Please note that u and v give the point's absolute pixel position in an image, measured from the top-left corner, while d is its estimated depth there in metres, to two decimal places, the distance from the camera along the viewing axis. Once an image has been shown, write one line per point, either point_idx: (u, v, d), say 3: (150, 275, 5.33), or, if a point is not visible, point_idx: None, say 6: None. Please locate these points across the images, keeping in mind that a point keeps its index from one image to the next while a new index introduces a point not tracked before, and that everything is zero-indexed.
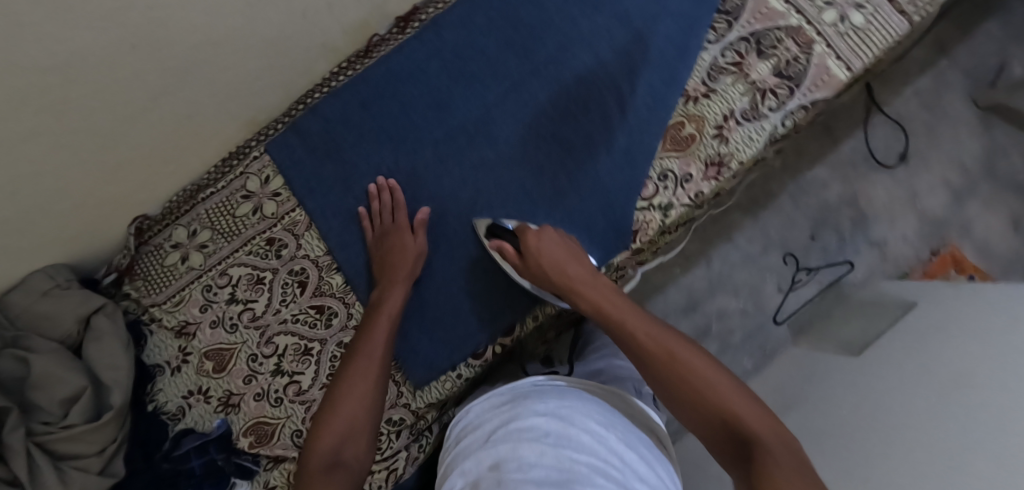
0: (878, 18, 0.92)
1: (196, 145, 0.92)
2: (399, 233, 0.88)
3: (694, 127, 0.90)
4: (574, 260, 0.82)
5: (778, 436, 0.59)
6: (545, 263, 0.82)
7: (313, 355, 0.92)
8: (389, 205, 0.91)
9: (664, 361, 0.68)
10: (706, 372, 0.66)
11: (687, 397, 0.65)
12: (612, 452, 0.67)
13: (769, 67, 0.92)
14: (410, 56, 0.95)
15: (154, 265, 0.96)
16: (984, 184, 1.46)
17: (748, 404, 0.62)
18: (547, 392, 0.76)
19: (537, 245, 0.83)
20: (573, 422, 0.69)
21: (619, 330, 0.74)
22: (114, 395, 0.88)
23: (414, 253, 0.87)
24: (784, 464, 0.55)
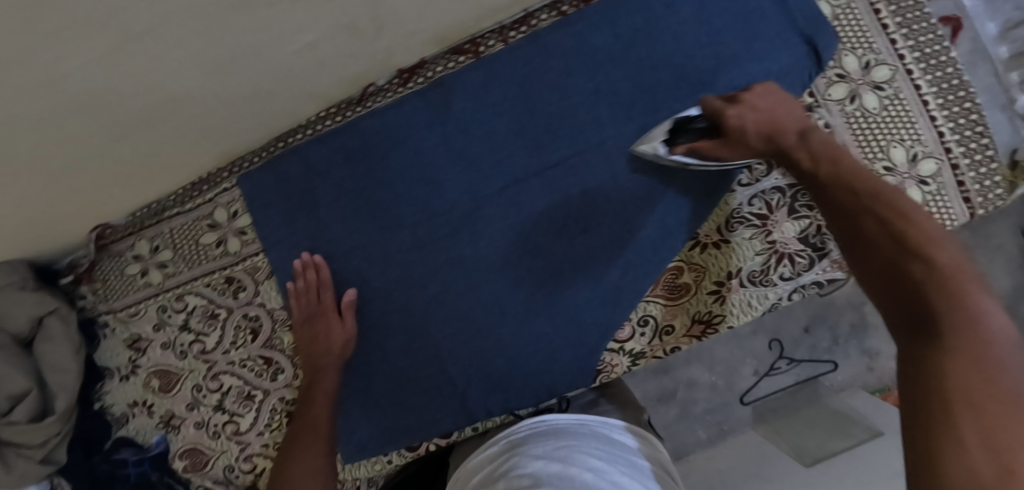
0: (937, 201, 0.81)
1: (163, 173, 0.85)
2: (324, 315, 0.85)
3: (693, 277, 0.83)
4: (787, 119, 0.70)
5: (984, 351, 0.45)
6: (762, 125, 0.69)
7: (254, 402, 0.92)
8: (314, 282, 0.86)
9: (868, 215, 0.59)
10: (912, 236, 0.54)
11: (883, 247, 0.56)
12: (618, 488, 0.65)
13: (796, 229, 0.81)
14: (407, 116, 0.85)
15: (115, 272, 0.94)
16: None
17: (966, 296, 0.48)
18: (544, 436, 0.76)
19: (751, 106, 0.70)
20: (573, 463, 0.67)
21: (820, 179, 0.64)
22: (58, 399, 0.91)
23: (340, 340, 0.84)
24: (967, 381, 0.44)
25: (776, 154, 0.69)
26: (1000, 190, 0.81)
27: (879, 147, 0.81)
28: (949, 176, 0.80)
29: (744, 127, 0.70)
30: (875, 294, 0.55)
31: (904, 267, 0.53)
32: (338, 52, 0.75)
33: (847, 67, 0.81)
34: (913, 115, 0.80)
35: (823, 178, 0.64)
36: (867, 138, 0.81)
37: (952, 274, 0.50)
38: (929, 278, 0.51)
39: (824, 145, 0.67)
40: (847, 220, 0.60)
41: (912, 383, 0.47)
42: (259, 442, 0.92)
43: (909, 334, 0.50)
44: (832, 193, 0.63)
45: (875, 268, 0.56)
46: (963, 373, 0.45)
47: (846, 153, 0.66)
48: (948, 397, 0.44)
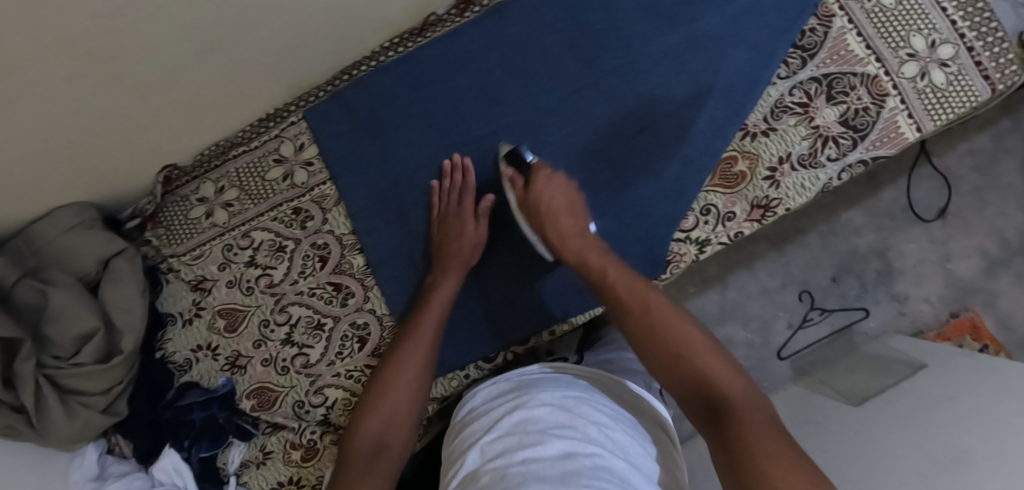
0: (960, 80, 0.88)
1: (234, 103, 0.89)
2: (460, 217, 0.86)
3: (747, 165, 0.88)
4: (570, 209, 0.83)
5: (756, 407, 0.59)
6: (544, 209, 0.82)
7: (325, 330, 0.92)
8: (458, 187, 0.88)
9: (648, 332, 0.69)
10: (683, 341, 0.67)
11: (665, 357, 0.67)
12: (615, 444, 0.67)
13: (836, 114, 0.88)
14: (467, 41, 0.91)
15: (179, 216, 0.96)
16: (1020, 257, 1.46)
17: (731, 385, 0.61)
18: (553, 386, 0.78)
19: (542, 191, 0.83)
20: (579, 415, 0.69)
21: (610, 303, 0.75)
22: (125, 339, 0.89)
23: (471, 244, 0.85)
24: (765, 443, 0.53)
25: (558, 241, 0.81)
26: (1014, 66, 0.87)
27: (900, 37, 0.89)
28: (967, 56, 0.88)
29: (539, 209, 0.82)
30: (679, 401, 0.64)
31: (688, 365, 0.65)
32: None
33: None
34: (925, 7, 0.89)
35: (612, 303, 0.74)
36: (888, 30, 0.89)
37: (730, 378, 0.62)
38: (718, 383, 0.62)
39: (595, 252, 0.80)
40: (635, 342, 0.70)
41: (720, 456, 0.56)
42: (330, 372, 0.91)
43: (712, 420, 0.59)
44: (619, 321, 0.73)
45: (670, 359, 0.66)
46: (760, 433, 0.55)
47: (615, 263, 0.78)
48: (747, 461, 0.52)
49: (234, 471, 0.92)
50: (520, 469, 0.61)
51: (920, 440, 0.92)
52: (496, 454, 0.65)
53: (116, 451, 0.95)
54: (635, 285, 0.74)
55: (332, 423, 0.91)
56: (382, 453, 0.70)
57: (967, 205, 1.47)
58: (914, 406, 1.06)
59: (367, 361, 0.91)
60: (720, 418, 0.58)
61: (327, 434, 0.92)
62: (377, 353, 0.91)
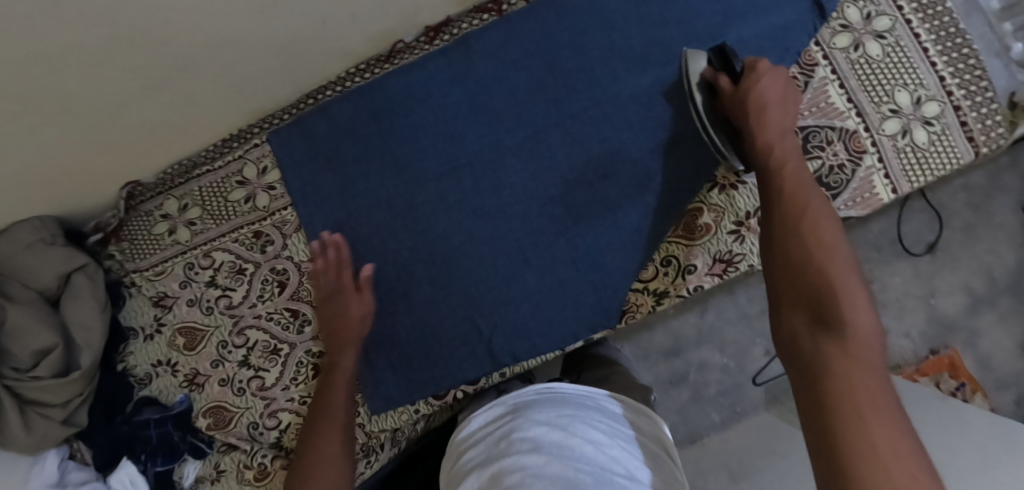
0: (942, 140, 0.84)
1: (194, 125, 0.88)
2: (344, 293, 0.86)
3: (712, 218, 0.86)
4: (777, 104, 0.74)
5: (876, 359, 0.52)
6: (748, 100, 0.74)
7: (281, 355, 0.92)
8: (334, 261, 0.87)
9: (797, 234, 0.63)
10: (832, 263, 0.59)
11: (797, 263, 0.61)
12: (614, 460, 0.68)
13: (809, 169, 0.85)
14: (432, 74, 0.89)
15: (142, 231, 0.96)
16: (1005, 297, 1.43)
17: (864, 317, 0.54)
18: (547, 401, 0.78)
19: (760, 81, 0.75)
20: (574, 433, 0.69)
21: (777, 192, 0.68)
22: (83, 355, 0.90)
23: (358, 318, 0.85)
24: (875, 389, 0.49)
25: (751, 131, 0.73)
26: (1001, 129, 0.84)
27: (884, 91, 0.85)
28: (952, 115, 0.84)
29: (751, 97, 0.74)
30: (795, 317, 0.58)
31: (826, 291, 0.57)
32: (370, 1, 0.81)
33: (850, 18, 0.86)
34: (914, 60, 0.85)
35: (783, 192, 0.68)
36: (872, 83, 0.85)
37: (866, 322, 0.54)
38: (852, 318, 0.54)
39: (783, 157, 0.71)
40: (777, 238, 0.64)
41: (807, 384, 0.52)
42: (285, 396, 0.92)
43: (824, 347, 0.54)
44: (779, 215, 0.66)
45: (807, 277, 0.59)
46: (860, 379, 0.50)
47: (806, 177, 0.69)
48: (849, 402, 0.48)
49: (188, 485, 0.94)
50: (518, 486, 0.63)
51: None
52: (494, 478, 0.66)
53: (78, 456, 0.98)
54: (808, 190, 0.67)
55: (284, 447, 0.93)
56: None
57: (956, 242, 1.43)
58: None
59: None
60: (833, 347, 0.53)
61: (278, 458, 0.93)
62: None
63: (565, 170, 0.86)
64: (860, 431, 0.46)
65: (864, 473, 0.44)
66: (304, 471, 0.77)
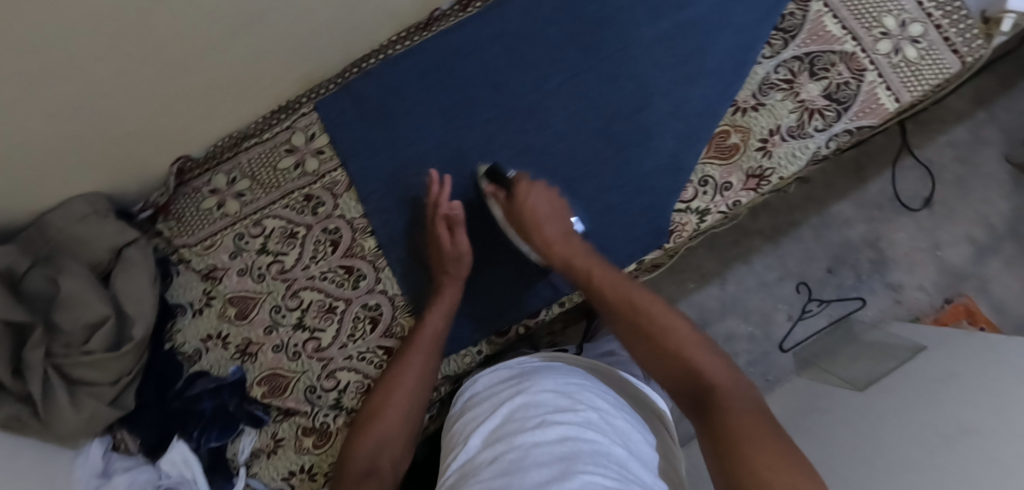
0: (931, 54, 0.95)
1: (249, 91, 0.93)
2: (437, 232, 0.88)
3: (740, 138, 0.92)
4: (552, 213, 0.86)
5: (740, 403, 0.60)
6: (526, 218, 0.86)
7: (336, 313, 0.92)
8: (435, 197, 0.89)
9: (645, 330, 0.71)
10: (680, 342, 0.68)
11: (654, 347, 0.69)
12: (616, 430, 0.68)
13: (819, 88, 0.93)
14: (471, 34, 0.96)
15: (190, 207, 0.97)
16: (1007, 242, 1.51)
17: (723, 371, 0.64)
18: (554, 372, 0.78)
19: (524, 196, 0.87)
20: (580, 401, 0.70)
21: (607, 307, 0.77)
22: (136, 326, 0.89)
23: (457, 255, 0.87)
24: (748, 430, 0.56)
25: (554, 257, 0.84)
26: (979, 41, 0.95)
27: (873, 18, 0.96)
28: (935, 33, 0.95)
29: (522, 219, 0.86)
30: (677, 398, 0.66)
31: (683, 370, 0.66)
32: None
33: None
34: None
35: (613, 305, 0.76)
36: (861, 12, 0.96)
37: (718, 386, 0.62)
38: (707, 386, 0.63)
39: (580, 255, 0.83)
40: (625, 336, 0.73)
41: (706, 442, 0.59)
42: (342, 354, 0.92)
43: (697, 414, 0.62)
44: (621, 325, 0.74)
45: (669, 364, 0.67)
46: (738, 424, 0.57)
47: (603, 267, 0.81)
48: (733, 449, 0.56)
49: (244, 460, 0.91)
50: (518, 457, 0.62)
51: (927, 417, 0.90)
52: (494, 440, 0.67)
53: (122, 447, 0.93)
54: (621, 285, 0.77)
55: (344, 407, 0.91)
56: (372, 477, 0.71)
57: (951, 194, 1.53)
58: (921, 384, 1.02)
59: (378, 342, 0.91)
60: (703, 413, 0.61)
61: (338, 419, 0.90)
62: (389, 333, 0.91)
63: (603, 105, 0.93)
64: (744, 470, 0.54)
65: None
66: (366, 421, 0.77)
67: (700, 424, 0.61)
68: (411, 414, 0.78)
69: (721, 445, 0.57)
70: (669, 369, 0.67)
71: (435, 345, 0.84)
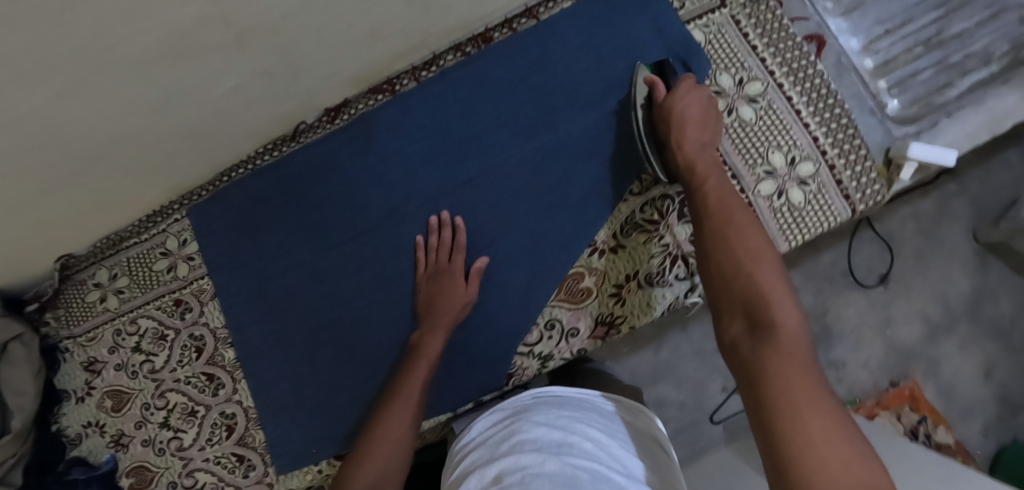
0: (818, 198, 0.87)
1: (120, 206, 0.95)
2: (450, 274, 0.87)
3: (593, 281, 0.88)
4: (695, 123, 0.78)
5: (803, 350, 0.51)
6: (672, 117, 0.79)
7: (197, 417, 0.97)
8: (449, 243, 0.89)
9: (724, 243, 0.62)
10: (759, 268, 0.58)
11: (728, 268, 0.60)
12: (614, 459, 0.65)
13: (686, 232, 0.88)
14: (334, 148, 0.95)
15: (77, 299, 1.03)
16: (965, 323, 1.30)
17: (789, 312, 0.54)
18: (546, 406, 0.74)
19: (679, 97, 0.80)
20: (574, 431, 0.67)
21: (702, 202, 0.69)
22: (15, 419, 0.94)
23: (461, 302, 0.86)
24: (806, 389, 0.47)
25: (675, 146, 0.77)
26: (877, 186, 0.86)
27: (758, 153, 0.88)
28: (826, 174, 0.87)
29: (669, 116, 0.79)
30: (728, 324, 0.57)
31: (752, 295, 0.56)
32: (254, 83, 0.81)
33: (722, 84, 0.90)
34: (788, 123, 0.88)
35: (705, 207, 0.68)
36: (747, 146, 0.88)
37: (785, 326, 0.53)
38: (772, 316, 0.54)
39: (705, 157, 0.75)
40: (703, 245, 0.64)
41: (747, 386, 0.51)
42: (200, 455, 0.97)
43: (754, 341, 0.53)
44: (703, 224, 0.66)
45: (736, 285, 0.58)
46: (791, 374, 0.49)
47: (721, 176, 0.72)
48: (783, 403, 0.47)
49: None
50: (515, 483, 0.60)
51: None
52: (494, 475, 0.63)
53: None
54: (727, 196, 0.68)
55: None
56: None
57: (910, 271, 1.30)
58: None
59: (233, 448, 0.96)
60: (761, 342, 0.53)
61: None
62: (242, 441, 0.96)
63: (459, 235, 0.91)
64: (792, 429, 0.45)
65: (799, 466, 0.44)
66: (356, 461, 0.72)
67: (750, 351, 0.53)
68: (401, 446, 0.74)
69: (766, 394, 0.49)
70: (731, 294, 0.58)
71: (434, 361, 0.83)
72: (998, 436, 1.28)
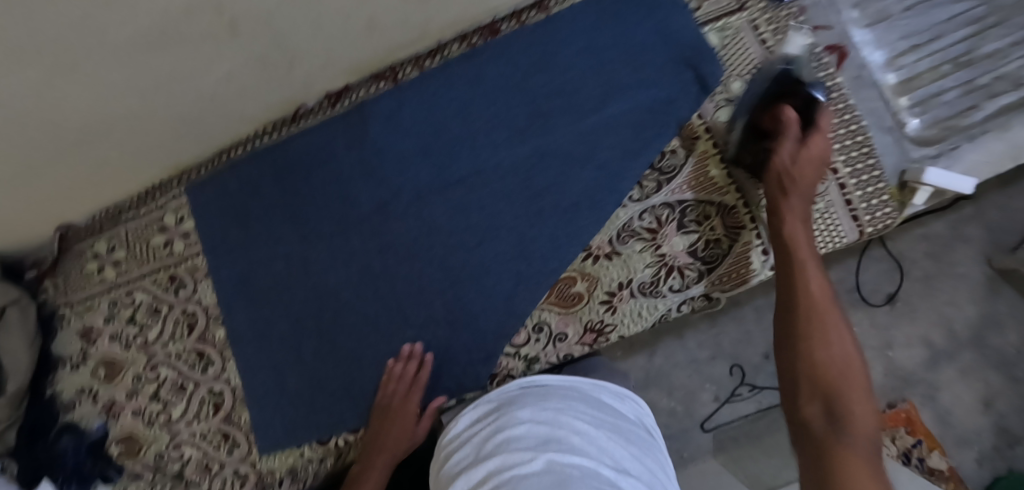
0: (824, 217, 0.83)
1: (117, 180, 0.96)
2: (403, 417, 0.87)
3: (585, 287, 0.86)
4: (811, 173, 0.76)
5: (870, 452, 0.59)
6: (784, 176, 0.75)
7: (186, 392, 0.99)
8: (407, 375, 0.88)
9: (815, 337, 0.68)
10: (845, 370, 0.65)
11: (817, 360, 0.66)
12: (603, 449, 0.66)
13: (685, 243, 0.85)
14: (331, 135, 0.94)
15: (75, 269, 1.04)
16: (968, 352, 1.23)
17: (844, 345, 0.67)
18: (531, 397, 0.75)
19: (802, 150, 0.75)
20: (561, 425, 0.68)
21: (789, 288, 0.72)
22: (10, 382, 0.98)
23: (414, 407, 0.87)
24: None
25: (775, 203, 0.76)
26: (887, 209, 0.83)
27: None
28: (836, 192, 0.83)
29: (784, 174, 0.75)
30: (802, 402, 0.65)
31: (833, 393, 0.64)
32: (246, 68, 0.80)
33: (734, 92, 0.86)
34: None
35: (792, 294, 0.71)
36: None
37: (853, 423, 0.61)
38: (841, 415, 0.62)
39: (803, 227, 0.74)
40: (783, 334, 0.70)
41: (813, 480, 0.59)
42: (187, 430, 0.98)
43: (827, 442, 0.60)
44: (788, 305, 0.71)
45: (817, 371, 0.66)
46: (860, 476, 0.56)
47: (819, 264, 0.73)
48: None
49: None
50: (503, 483, 0.61)
51: None
52: (484, 476, 0.64)
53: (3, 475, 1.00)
54: (823, 291, 0.70)
55: (184, 478, 0.98)
56: None
57: (917, 293, 1.25)
58: None
59: (219, 426, 0.97)
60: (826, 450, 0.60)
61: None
62: (229, 419, 0.97)
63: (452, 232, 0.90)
64: None
65: None
66: None
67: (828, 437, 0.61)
68: None
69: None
70: (813, 387, 0.65)
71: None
72: (994, 466, 1.20)
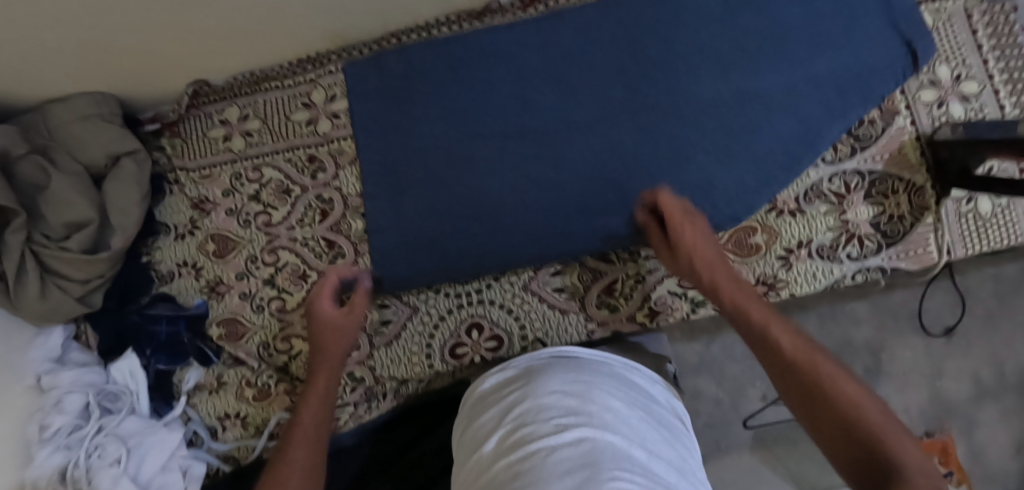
0: (1006, 213, 0.84)
1: (275, 40, 0.87)
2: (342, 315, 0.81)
3: (763, 239, 0.86)
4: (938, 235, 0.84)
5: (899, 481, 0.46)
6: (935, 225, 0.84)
7: (308, 281, 0.92)
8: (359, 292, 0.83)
9: (819, 390, 0.58)
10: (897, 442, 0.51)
11: (840, 419, 0.55)
12: (641, 434, 0.53)
13: (870, 213, 0.85)
14: (518, 37, 0.90)
15: (198, 132, 0.96)
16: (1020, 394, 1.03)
17: (864, 400, 0.56)
18: (560, 366, 0.61)
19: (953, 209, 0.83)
20: (593, 400, 0.54)
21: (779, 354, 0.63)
22: (115, 237, 0.89)
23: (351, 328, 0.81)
24: None
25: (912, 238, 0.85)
26: None
27: None
28: None
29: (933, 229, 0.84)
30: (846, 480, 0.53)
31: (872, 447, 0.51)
32: None
33: (940, 75, 0.87)
34: None
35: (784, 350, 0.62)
36: None
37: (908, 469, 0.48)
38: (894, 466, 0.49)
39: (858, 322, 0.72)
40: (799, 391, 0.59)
41: None
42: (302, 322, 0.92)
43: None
44: (800, 382, 0.60)
45: (837, 433, 0.55)
46: None
47: (830, 359, 0.61)
48: None
49: (186, 389, 0.93)
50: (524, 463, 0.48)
51: None
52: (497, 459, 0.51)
53: (83, 340, 0.96)
54: (807, 348, 0.62)
55: (290, 372, 0.92)
56: None
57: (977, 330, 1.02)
58: None
59: None
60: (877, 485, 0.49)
61: (281, 382, 0.92)
62: None
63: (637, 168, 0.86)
64: None
65: None
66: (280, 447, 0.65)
67: None
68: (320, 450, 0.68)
69: None
70: (833, 432, 0.55)
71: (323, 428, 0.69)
72: None
